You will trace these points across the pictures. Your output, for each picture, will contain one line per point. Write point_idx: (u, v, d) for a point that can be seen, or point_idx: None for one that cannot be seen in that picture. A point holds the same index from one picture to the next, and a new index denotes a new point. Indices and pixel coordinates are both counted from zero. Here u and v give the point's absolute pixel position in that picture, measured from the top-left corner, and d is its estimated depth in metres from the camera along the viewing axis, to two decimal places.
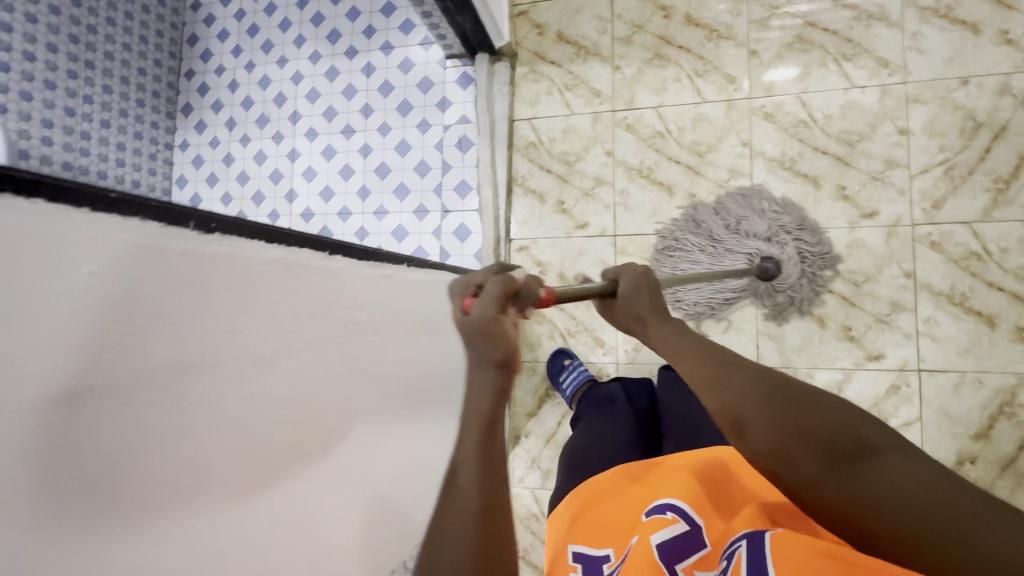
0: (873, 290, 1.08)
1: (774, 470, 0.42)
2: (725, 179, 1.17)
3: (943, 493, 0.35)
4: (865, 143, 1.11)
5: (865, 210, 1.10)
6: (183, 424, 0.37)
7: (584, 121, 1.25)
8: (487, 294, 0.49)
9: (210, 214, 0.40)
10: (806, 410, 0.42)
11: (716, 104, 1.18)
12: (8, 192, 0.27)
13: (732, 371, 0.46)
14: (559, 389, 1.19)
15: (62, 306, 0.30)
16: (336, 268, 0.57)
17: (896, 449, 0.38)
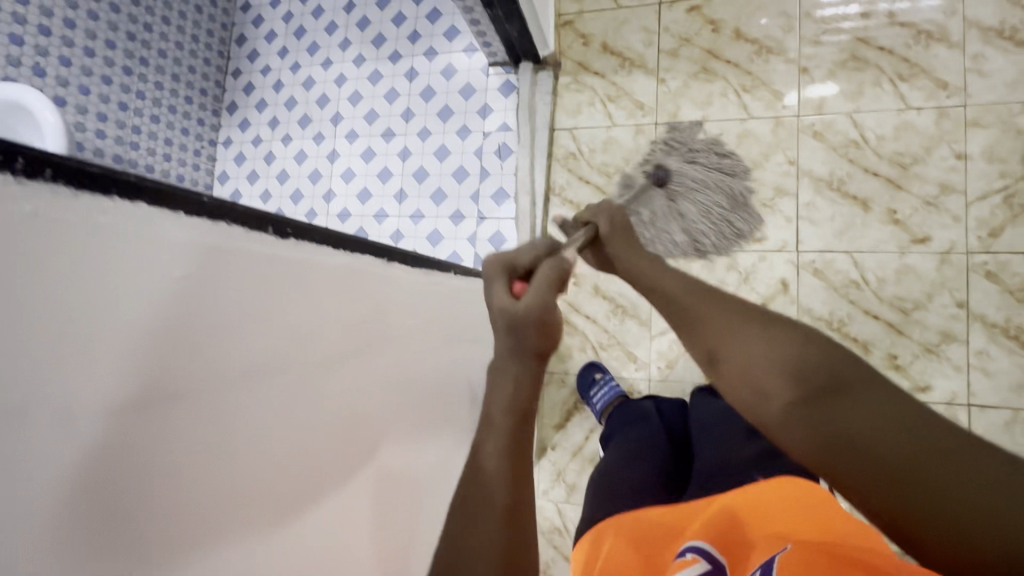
0: (922, 318, 1.05)
1: (749, 402, 0.44)
2: (770, 198, 1.14)
3: (914, 431, 0.36)
4: (919, 166, 1.07)
5: (917, 235, 1.06)
6: (237, 434, 0.37)
7: (626, 133, 1.24)
8: (542, 282, 0.51)
9: (286, 219, 0.41)
10: (785, 345, 0.43)
11: (763, 121, 1.16)
12: (100, 192, 0.28)
13: (713, 308, 0.49)
14: (590, 403, 1.17)
15: (143, 311, 0.30)
16: (389, 276, 0.57)
17: (870, 386, 0.39)
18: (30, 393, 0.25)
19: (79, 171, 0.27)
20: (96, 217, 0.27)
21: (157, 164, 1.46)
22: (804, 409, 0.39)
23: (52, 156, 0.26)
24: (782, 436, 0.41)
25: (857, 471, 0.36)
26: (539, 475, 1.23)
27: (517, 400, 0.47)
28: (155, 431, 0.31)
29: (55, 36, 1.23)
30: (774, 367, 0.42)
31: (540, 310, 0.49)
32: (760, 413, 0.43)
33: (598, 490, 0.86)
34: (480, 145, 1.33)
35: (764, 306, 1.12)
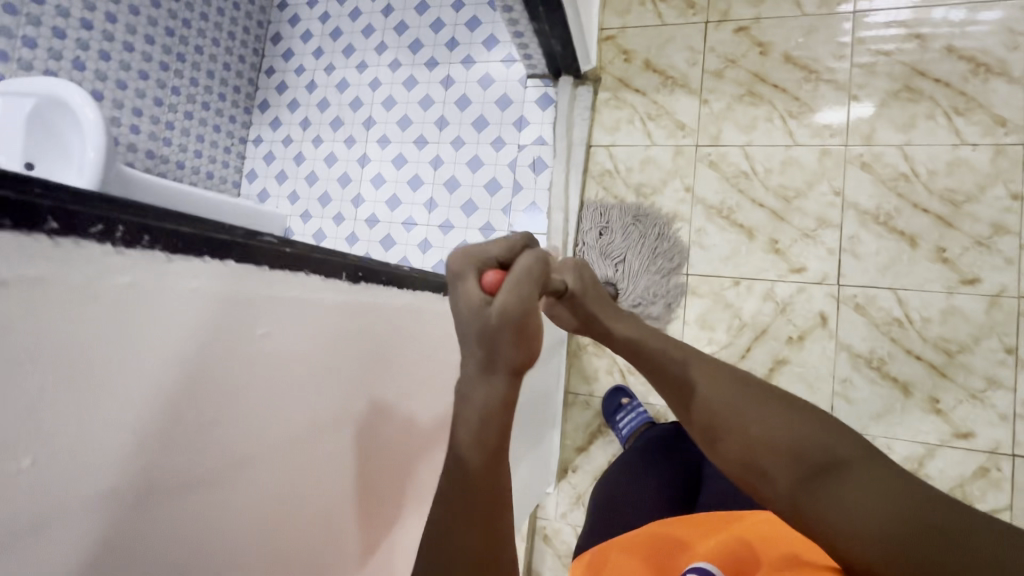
0: (967, 362, 1.01)
1: (752, 482, 0.46)
2: (813, 229, 1.11)
3: (915, 513, 0.38)
4: (971, 204, 1.04)
5: (966, 276, 1.02)
6: (286, 502, 0.36)
7: (665, 154, 1.21)
8: (516, 280, 0.46)
9: (359, 264, 0.43)
10: (781, 423, 0.46)
11: (809, 149, 1.13)
12: (122, 244, 0.25)
13: (710, 378, 0.52)
14: (614, 428, 1.15)
15: (168, 381, 0.27)
16: (422, 304, 0.55)
17: (862, 462, 0.42)
18: (96, 485, 0.25)
19: (175, 237, 0.27)
20: (190, 282, 0.28)
21: (188, 160, 1.45)
22: (806, 492, 0.42)
23: (150, 220, 0.26)
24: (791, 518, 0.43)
25: (866, 554, 0.39)
26: (558, 497, 1.20)
27: (485, 431, 0.44)
28: (215, 507, 0.31)
29: (96, 29, 1.23)
30: (773, 448, 0.45)
31: (520, 312, 0.45)
32: (767, 495, 0.45)
33: (604, 519, 0.88)
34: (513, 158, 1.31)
35: (800, 339, 1.09)
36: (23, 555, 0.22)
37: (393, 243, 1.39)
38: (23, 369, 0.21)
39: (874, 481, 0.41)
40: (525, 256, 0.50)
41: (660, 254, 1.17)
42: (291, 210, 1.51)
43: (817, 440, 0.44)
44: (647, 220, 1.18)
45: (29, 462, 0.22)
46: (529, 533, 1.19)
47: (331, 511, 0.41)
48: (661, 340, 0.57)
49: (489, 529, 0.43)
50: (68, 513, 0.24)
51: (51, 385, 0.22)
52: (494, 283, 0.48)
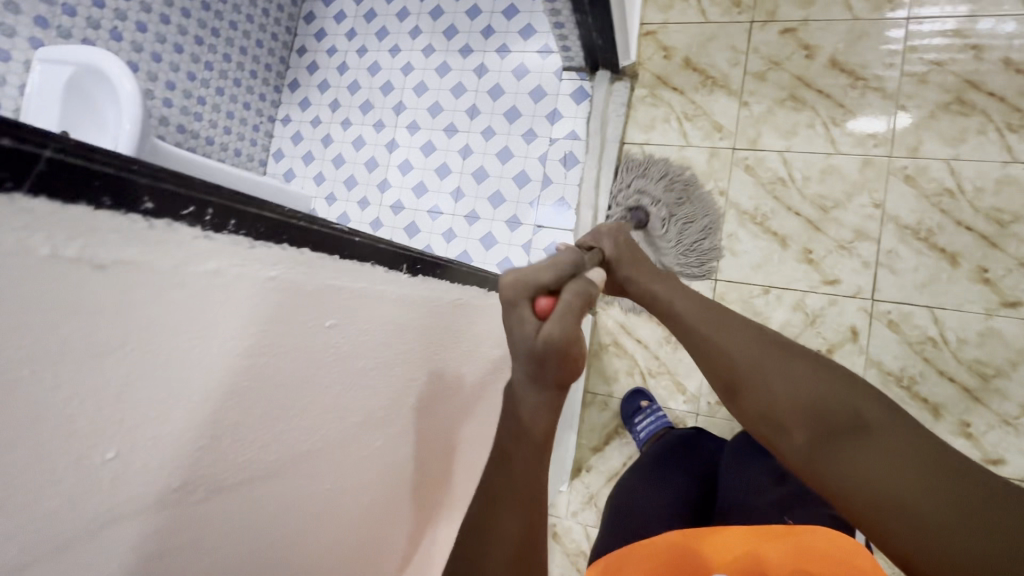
0: (1002, 387, 0.98)
1: (770, 438, 0.46)
2: (849, 240, 1.08)
3: (935, 477, 0.36)
4: (1019, 225, 1.00)
5: (1008, 298, 0.99)
6: (338, 500, 0.37)
7: (700, 155, 1.19)
8: (565, 309, 0.44)
9: (417, 257, 0.44)
10: (808, 381, 0.45)
11: (851, 158, 1.10)
12: (189, 224, 0.24)
13: (738, 328, 0.50)
14: (632, 431, 1.14)
15: (233, 379, 0.27)
16: (470, 299, 0.55)
17: (892, 428, 0.40)
18: (173, 480, 0.25)
19: (259, 222, 0.28)
20: (267, 271, 0.29)
21: (218, 137, 1.45)
22: (821, 449, 0.41)
23: (239, 207, 0.27)
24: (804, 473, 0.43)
25: (876, 509, 0.37)
26: (571, 496, 1.20)
27: (531, 435, 0.43)
28: (278, 501, 0.31)
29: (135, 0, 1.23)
30: (794, 404, 0.44)
31: (564, 342, 0.42)
32: (784, 450, 0.44)
33: (621, 521, 0.86)
34: (544, 153, 1.29)
35: (829, 352, 1.06)
36: (106, 543, 0.23)
37: (418, 231, 1.38)
38: (107, 364, 0.22)
39: (900, 444, 0.39)
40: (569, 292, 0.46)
41: (694, 241, 1.11)
42: (316, 191, 1.51)
43: (843, 401, 0.43)
44: (695, 199, 1.11)
45: (112, 454, 0.23)
46: None
47: (371, 508, 0.41)
48: (701, 301, 0.55)
49: (528, 526, 0.42)
50: (145, 506, 0.24)
51: (134, 380, 0.23)
52: (546, 311, 0.47)
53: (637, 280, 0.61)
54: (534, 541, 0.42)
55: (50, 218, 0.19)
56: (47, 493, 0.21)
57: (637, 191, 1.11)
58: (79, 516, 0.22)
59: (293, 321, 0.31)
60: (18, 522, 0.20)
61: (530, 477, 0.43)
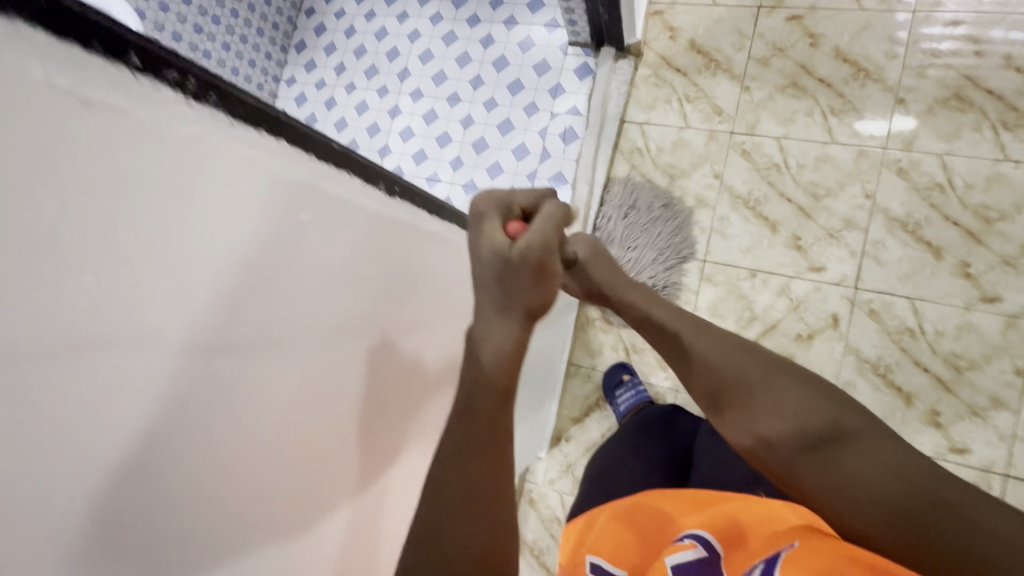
0: (974, 379, 1.01)
1: (757, 453, 0.48)
2: (838, 229, 1.10)
3: (914, 480, 0.42)
4: (1005, 223, 1.02)
5: (987, 294, 1.01)
6: (301, 391, 0.40)
7: (698, 138, 1.20)
8: (547, 219, 0.49)
9: (395, 180, 0.47)
10: (792, 393, 0.48)
11: (846, 148, 1.11)
12: (170, 87, 0.28)
13: (719, 344, 0.53)
14: (613, 403, 1.17)
15: (202, 244, 0.31)
16: (449, 235, 0.58)
17: (872, 436, 0.45)
18: (151, 323, 0.29)
19: (236, 105, 0.32)
20: (243, 150, 0.33)
21: None
22: (811, 461, 0.45)
23: (219, 84, 0.31)
24: (791, 483, 0.46)
25: (871, 518, 0.42)
26: (548, 464, 1.23)
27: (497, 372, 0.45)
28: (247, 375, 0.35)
29: None
30: (781, 418, 0.47)
31: (539, 252, 0.47)
32: (768, 461, 0.47)
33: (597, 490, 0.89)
34: (545, 127, 1.30)
35: (810, 337, 1.09)
36: (89, 361, 0.27)
37: None
38: (92, 199, 0.26)
39: (883, 455, 0.44)
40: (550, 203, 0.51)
41: (679, 237, 1.17)
42: None
43: (828, 412, 0.46)
44: (666, 200, 1.19)
45: (91, 281, 0.26)
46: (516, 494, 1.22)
47: (335, 410, 0.44)
48: (674, 313, 0.58)
49: (492, 457, 0.45)
50: (125, 339, 0.28)
51: (115, 219, 0.27)
52: (517, 233, 0.51)
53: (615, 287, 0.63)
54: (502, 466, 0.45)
55: (46, 46, 0.23)
56: (33, 303, 0.24)
57: (615, 210, 1.20)
58: (65, 328, 0.26)
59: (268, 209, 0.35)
60: (8, 322, 0.24)
61: (495, 424, 0.45)
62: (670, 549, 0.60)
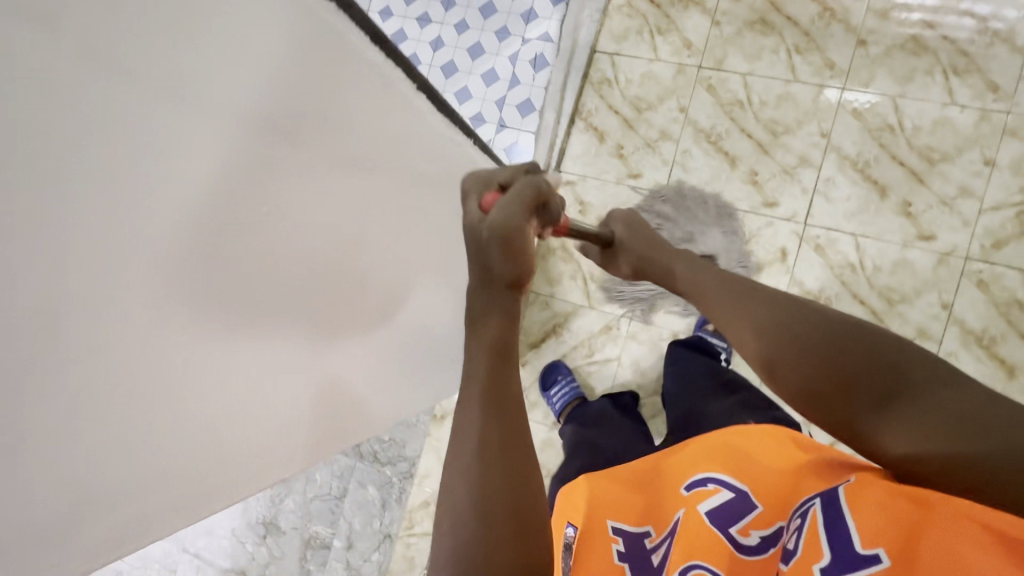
0: (905, 311, 1.06)
1: (817, 414, 0.44)
2: (792, 166, 1.13)
3: (1002, 429, 0.36)
4: (945, 164, 1.06)
5: (923, 232, 1.06)
6: (284, 259, 0.50)
7: (667, 71, 1.20)
8: (518, 198, 0.49)
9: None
10: (845, 342, 0.43)
11: (807, 87, 1.13)
12: None
13: (759, 301, 0.51)
14: (548, 401, 1.20)
15: None
16: (396, 84, 0.57)
17: (940, 382, 0.40)
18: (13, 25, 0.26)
19: None
20: None
21: None
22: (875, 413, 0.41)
23: None
24: (856, 444, 0.43)
25: (956, 470, 0.37)
26: None
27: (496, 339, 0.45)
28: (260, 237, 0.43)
29: None
30: (839, 371, 0.43)
31: (507, 229, 0.47)
32: (826, 422, 0.44)
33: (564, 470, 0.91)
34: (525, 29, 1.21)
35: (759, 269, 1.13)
36: None
37: None
38: None
39: (959, 404, 0.38)
40: (524, 181, 0.52)
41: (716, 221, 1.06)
42: None
43: (896, 361, 0.41)
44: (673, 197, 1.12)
45: None
46: None
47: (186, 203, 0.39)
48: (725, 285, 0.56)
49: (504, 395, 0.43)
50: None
51: None
52: (492, 204, 0.51)
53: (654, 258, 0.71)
54: (509, 402, 0.43)
55: None
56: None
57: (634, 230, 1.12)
58: None
59: (255, 92, 0.43)
60: None
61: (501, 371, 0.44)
62: (698, 498, 0.59)
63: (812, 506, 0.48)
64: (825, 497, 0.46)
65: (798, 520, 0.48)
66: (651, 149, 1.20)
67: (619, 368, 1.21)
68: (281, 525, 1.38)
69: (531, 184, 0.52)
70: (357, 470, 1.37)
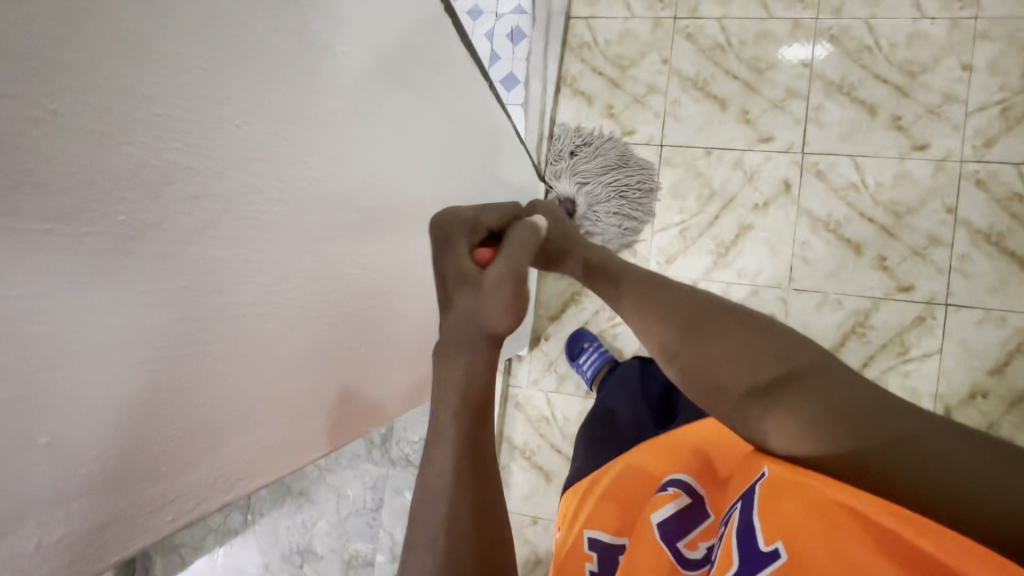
0: (913, 222, 1.09)
1: (714, 399, 0.49)
2: (781, 99, 1.15)
3: (870, 420, 0.43)
4: (927, 75, 1.09)
5: (917, 142, 1.09)
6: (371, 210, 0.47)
7: (643, 26, 1.21)
8: (512, 259, 0.49)
9: None
10: (744, 338, 0.48)
11: (782, 22, 1.15)
12: None
13: (665, 290, 0.54)
14: (577, 367, 1.18)
15: None
16: (439, 24, 0.56)
17: (820, 373, 0.46)
18: None
19: None
20: None
21: None
22: (763, 401, 0.46)
23: None
24: (741, 423, 0.48)
25: (826, 456, 0.44)
26: (530, 365, 1.24)
27: (470, 393, 0.43)
28: (330, 173, 0.39)
29: None
30: (738, 364, 0.47)
31: (515, 283, 0.47)
32: (719, 407, 0.49)
33: (600, 439, 0.89)
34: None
35: (767, 205, 1.14)
36: None
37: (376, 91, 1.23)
38: None
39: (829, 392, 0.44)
40: (520, 231, 0.53)
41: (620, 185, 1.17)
42: None
43: (787, 355, 0.47)
44: (609, 153, 1.17)
45: None
46: (501, 399, 1.24)
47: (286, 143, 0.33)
48: (641, 277, 0.57)
49: (469, 445, 0.42)
50: None
51: None
52: (486, 260, 0.51)
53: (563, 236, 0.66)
54: (483, 453, 0.42)
55: None
56: None
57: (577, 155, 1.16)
58: None
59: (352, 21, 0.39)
60: None
61: (476, 424, 0.43)
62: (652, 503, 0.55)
63: (734, 511, 0.48)
64: (745, 501, 0.47)
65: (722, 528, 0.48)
66: (640, 105, 1.21)
67: None
68: (318, 550, 1.31)
69: (525, 237, 0.53)
70: (391, 479, 1.31)
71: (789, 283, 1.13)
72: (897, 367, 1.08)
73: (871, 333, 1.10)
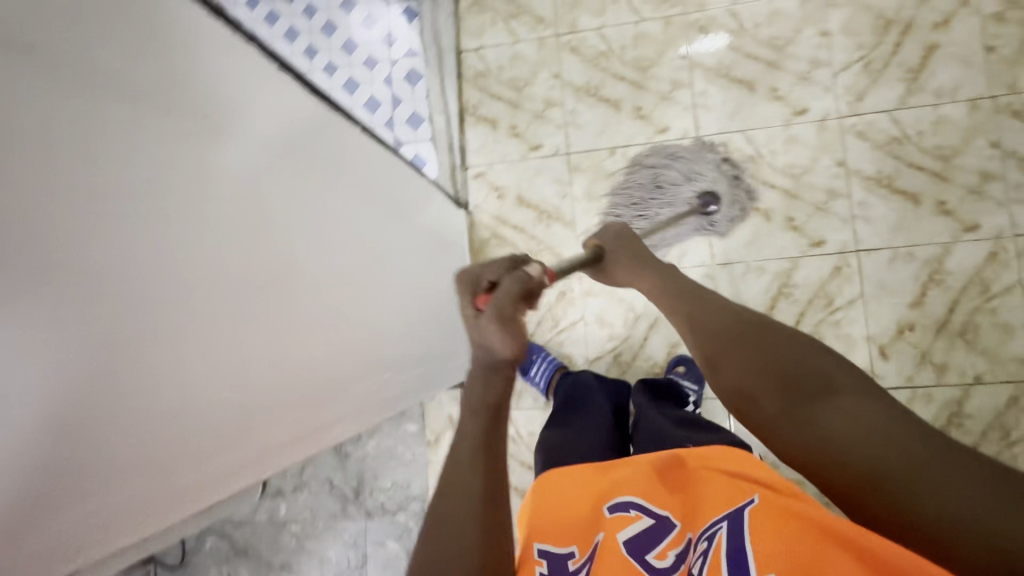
0: (811, 180, 1.15)
1: (744, 409, 0.50)
2: (668, 91, 1.22)
3: (896, 440, 0.39)
4: (792, 47, 1.18)
5: (797, 108, 1.17)
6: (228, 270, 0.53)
7: (530, 47, 1.28)
8: (505, 290, 0.51)
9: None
10: (775, 352, 0.50)
11: (654, 21, 1.23)
12: None
13: (714, 311, 0.57)
14: (529, 379, 1.19)
15: None
16: None
17: (852, 395, 0.44)
18: None
19: None
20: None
21: None
22: (788, 411, 0.46)
23: None
24: (766, 435, 0.48)
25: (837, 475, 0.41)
26: None
27: (488, 396, 0.49)
28: (153, 258, 0.44)
29: None
30: (768, 376, 0.49)
31: (506, 320, 0.50)
32: (751, 421, 0.49)
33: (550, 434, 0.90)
34: (390, 38, 1.32)
35: None
36: None
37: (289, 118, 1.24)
38: None
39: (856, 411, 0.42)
40: (513, 275, 0.53)
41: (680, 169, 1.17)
42: None
43: (813, 370, 0.47)
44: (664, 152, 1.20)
45: None
46: None
47: None
48: (686, 295, 0.61)
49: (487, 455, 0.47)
50: None
51: None
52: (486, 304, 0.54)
53: (624, 271, 0.70)
54: (497, 462, 0.47)
55: None
56: None
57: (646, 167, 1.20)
58: None
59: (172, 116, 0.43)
60: None
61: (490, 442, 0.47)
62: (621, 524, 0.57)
63: (720, 528, 0.50)
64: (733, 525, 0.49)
65: (706, 544, 0.50)
66: (541, 120, 1.26)
67: (587, 327, 1.22)
68: None
69: (521, 272, 0.54)
70: (371, 531, 1.27)
71: (712, 259, 1.17)
72: (827, 319, 1.12)
73: (795, 292, 1.14)
